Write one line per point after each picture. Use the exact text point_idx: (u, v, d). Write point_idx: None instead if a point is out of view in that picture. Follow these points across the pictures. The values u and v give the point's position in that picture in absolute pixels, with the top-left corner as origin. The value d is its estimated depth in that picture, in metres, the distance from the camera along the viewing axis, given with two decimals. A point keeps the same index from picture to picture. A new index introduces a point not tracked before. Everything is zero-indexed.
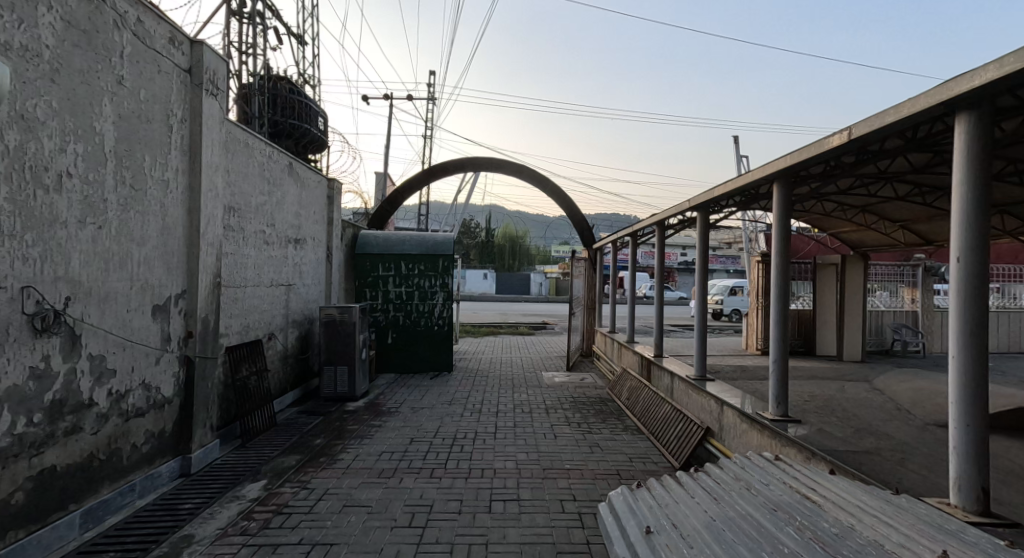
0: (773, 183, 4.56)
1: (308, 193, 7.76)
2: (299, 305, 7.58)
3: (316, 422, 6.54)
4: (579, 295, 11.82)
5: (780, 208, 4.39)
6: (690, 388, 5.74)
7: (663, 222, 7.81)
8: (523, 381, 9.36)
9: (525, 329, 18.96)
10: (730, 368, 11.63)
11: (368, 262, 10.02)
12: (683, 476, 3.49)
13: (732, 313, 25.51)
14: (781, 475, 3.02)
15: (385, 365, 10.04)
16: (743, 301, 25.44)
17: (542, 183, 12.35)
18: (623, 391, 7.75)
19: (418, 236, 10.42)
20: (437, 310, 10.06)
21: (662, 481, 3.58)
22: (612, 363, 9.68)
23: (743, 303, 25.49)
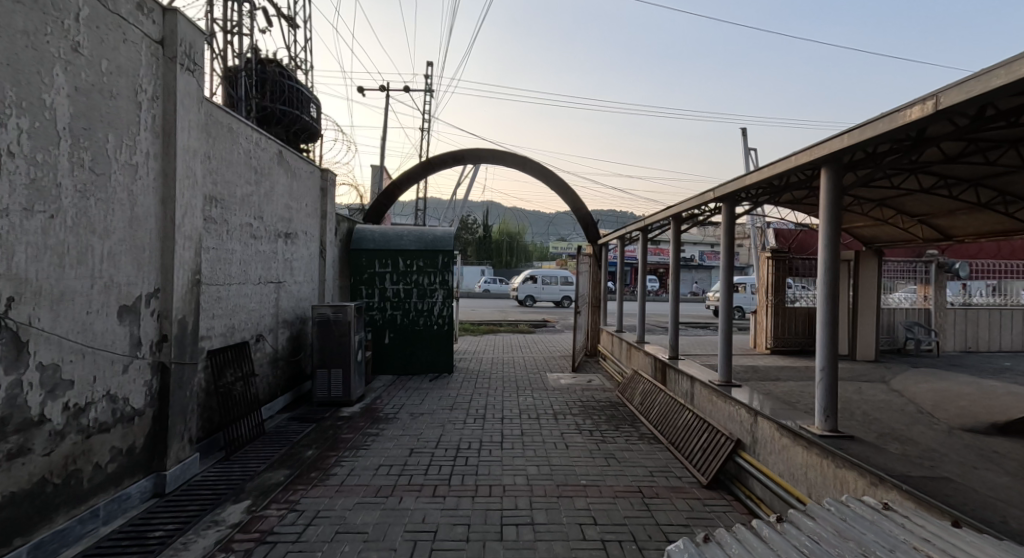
0: (819, 167, 4.01)
1: (299, 184, 7.26)
2: (290, 304, 7.10)
3: (308, 431, 6.07)
4: (583, 293, 11.34)
5: (828, 194, 3.85)
6: (714, 396, 5.25)
7: (679, 216, 7.34)
8: (528, 383, 8.92)
9: (525, 326, 18.56)
10: (740, 369, 11.20)
11: (364, 258, 9.54)
12: (763, 526, 2.81)
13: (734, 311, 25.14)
14: (897, 534, 2.40)
15: (382, 366, 9.58)
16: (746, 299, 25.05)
17: (545, 176, 11.88)
18: (635, 396, 7.28)
19: (417, 230, 9.94)
20: (437, 308, 9.59)
21: (734, 531, 2.88)
22: (620, 365, 9.22)
23: (745, 301, 25.11)
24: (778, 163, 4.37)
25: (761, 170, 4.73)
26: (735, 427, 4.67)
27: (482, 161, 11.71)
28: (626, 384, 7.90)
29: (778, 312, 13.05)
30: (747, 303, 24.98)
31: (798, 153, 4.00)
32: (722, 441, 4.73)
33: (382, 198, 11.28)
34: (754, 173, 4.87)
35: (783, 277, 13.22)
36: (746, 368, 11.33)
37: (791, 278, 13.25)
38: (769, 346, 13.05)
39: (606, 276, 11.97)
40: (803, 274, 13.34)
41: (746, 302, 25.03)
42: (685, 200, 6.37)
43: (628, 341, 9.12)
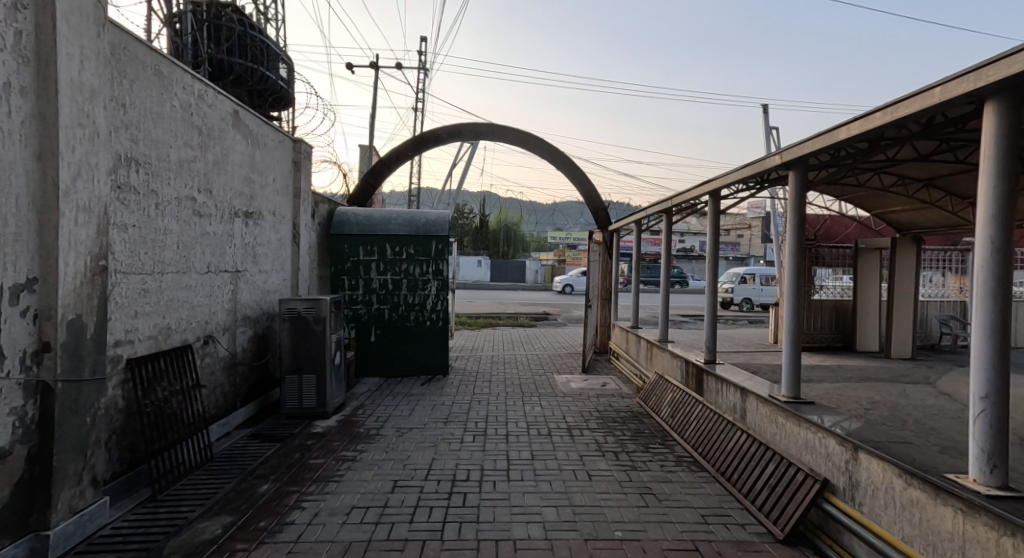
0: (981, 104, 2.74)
1: (263, 154, 6.05)
2: (252, 297, 5.93)
3: (268, 453, 4.93)
4: (592, 285, 10.19)
5: (1000, 145, 2.62)
6: (780, 416, 4.11)
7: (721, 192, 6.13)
8: (534, 388, 7.81)
9: (526, 320, 17.44)
10: (767, 368, 10.11)
11: (346, 244, 8.36)
12: None
13: (741, 303, 24.14)
14: None
15: (368, 368, 8.44)
16: (754, 290, 24.01)
17: (549, 154, 10.72)
18: (665, 408, 6.15)
19: (407, 213, 8.78)
20: (430, 302, 8.48)
21: None
22: (638, 367, 8.09)
23: (753, 292, 24.10)
24: (897, 105, 3.17)
25: (858, 119, 3.53)
26: (818, 462, 3.55)
27: (481, 137, 10.53)
28: (652, 392, 6.77)
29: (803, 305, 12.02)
30: (757, 294, 23.96)
31: (943, 84, 2.83)
32: (799, 479, 3.60)
33: (369, 177, 10.09)
34: (847, 124, 3.67)
35: (809, 267, 12.13)
36: (773, 367, 10.25)
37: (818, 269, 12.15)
38: None
39: (617, 266, 10.83)
40: (830, 263, 12.24)
41: (755, 294, 24.03)
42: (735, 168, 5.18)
43: (647, 340, 7.98)
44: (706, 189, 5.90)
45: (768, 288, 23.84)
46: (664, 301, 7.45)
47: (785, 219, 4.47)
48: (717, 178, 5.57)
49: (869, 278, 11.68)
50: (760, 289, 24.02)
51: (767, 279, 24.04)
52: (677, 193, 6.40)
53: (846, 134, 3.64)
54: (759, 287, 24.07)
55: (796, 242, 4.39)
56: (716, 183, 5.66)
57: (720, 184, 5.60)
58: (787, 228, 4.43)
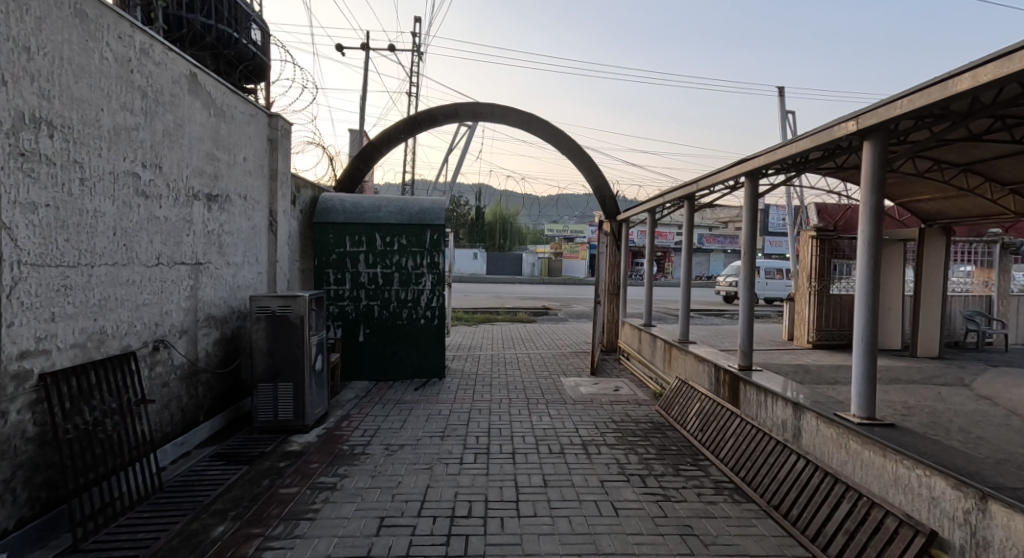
0: None
1: (231, 126, 5.21)
2: (219, 294, 5.13)
3: (232, 480, 4.15)
4: (599, 279, 9.43)
5: None
6: (854, 441, 3.34)
7: (759, 172, 5.35)
8: (539, 393, 7.07)
9: (525, 314, 16.71)
10: (789, 369, 9.40)
11: (331, 233, 7.54)
12: None
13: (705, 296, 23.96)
14: None
15: (356, 370, 7.64)
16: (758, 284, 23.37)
17: (554, 137, 9.92)
18: (693, 421, 5.40)
19: (398, 200, 7.98)
20: (425, 297, 7.73)
21: None
22: (654, 370, 7.35)
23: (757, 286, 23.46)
24: None
25: (992, 60, 2.70)
26: (918, 507, 2.81)
27: (480, 118, 9.72)
28: (674, 401, 6.04)
29: (822, 300, 11.28)
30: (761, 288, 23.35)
31: None
32: (892, 529, 2.85)
33: (358, 162, 9.26)
34: (973, 70, 2.84)
35: (828, 260, 11.39)
36: (794, 367, 9.53)
37: (837, 261, 11.42)
38: (811, 340, 11.28)
39: (626, 259, 10.06)
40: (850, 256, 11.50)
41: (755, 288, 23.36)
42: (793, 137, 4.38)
43: (664, 340, 7.24)
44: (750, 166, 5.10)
45: (773, 282, 23.19)
46: (685, 299, 6.67)
47: (859, 196, 3.68)
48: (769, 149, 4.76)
49: (892, 272, 10.96)
50: (765, 284, 23.37)
51: (771, 273, 23.41)
52: (711, 171, 5.63)
53: (969, 82, 2.82)
54: (764, 280, 23.43)
55: (872, 226, 3.60)
56: (767, 157, 4.86)
57: (771, 158, 4.79)
58: (862, 207, 3.64)
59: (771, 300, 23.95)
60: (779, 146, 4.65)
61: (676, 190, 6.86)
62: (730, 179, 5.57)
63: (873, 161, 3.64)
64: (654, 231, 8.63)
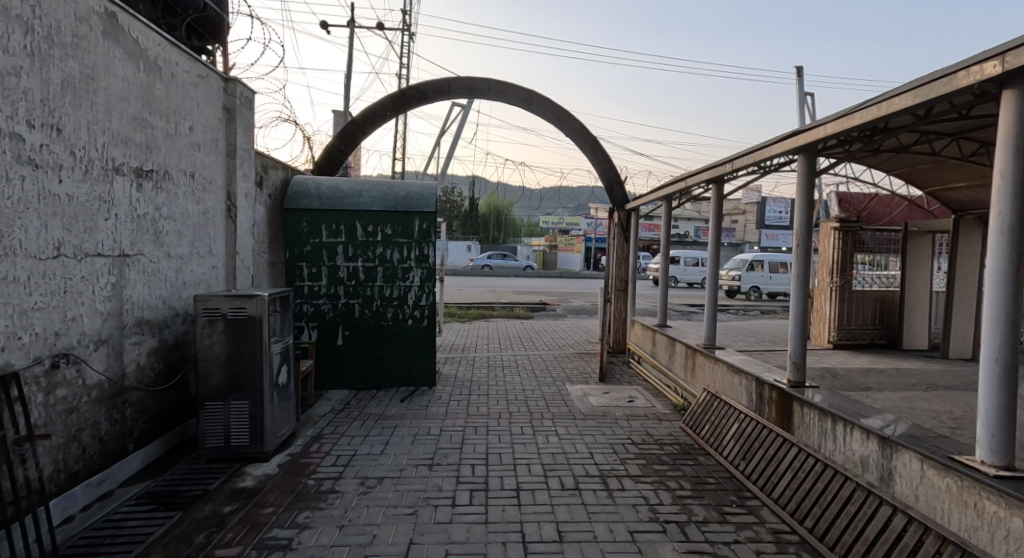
0: None
1: (170, 86, 4.24)
2: (154, 293, 4.17)
3: (156, 536, 3.22)
4: (606, 275, 8.55)
5: None
6: (993, 502, 2.52)
7: (816, 146, 4.42)
8: (543, 406, 6.16)
9: (522, 310, 15.79)
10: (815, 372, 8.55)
11: (304, 222, 6.58)
12: None
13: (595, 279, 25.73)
14: None
15: (334, 378, 6.70)
16: (760, 278, 22.58)
17: (556, 117, 9.00)
18: (731, 445, 4.52)
19: (383, 183, 7.02)
20: (413, 295, 6.81)
21: None
22: (674, 379, 6.46)
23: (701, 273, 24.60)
24: None
25: None
26: None
27: (475, 95, 8.76)
28: (705, 419, 5.16)
29: (844, 297, 10.43)
30: (764, 282, 22.57)
31: None
32: None
33: (339, 142, 8.26)
34: None
35: (851, 253, 10.53)
36: (820, 371, 8.67)
37: (861, 255, 10.56)
38: (832, 339, 10.45)
39: (635, 252, 9.16)
40: (874, 249, 10.65)
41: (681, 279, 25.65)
42: (880, 95, 3.49)
43: (685, 345, 6.37)
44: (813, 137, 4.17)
45: (775, 275, 22.40)
46: (711, 299, 5.78)
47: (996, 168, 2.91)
48: (837, 114, 3.87)
49: (919, 266, 10.14)
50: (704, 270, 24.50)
51: (773, 267, 22.64)
52: (759, 145, 4.71)
53: None
54: (766, 275, 22.66)
55: (1013, 208, 2.80)
56: (834, 124, 3.96)
57: (840, 124, 3.89)
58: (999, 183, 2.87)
59: (772, 295, 23.20)
60: (855, 109, 3.76)
61: (703, 170, 5.95)
62: (780, 154, 4.63)
63: (1016, 122, 2.82)
64: (670, 221, 7.71)
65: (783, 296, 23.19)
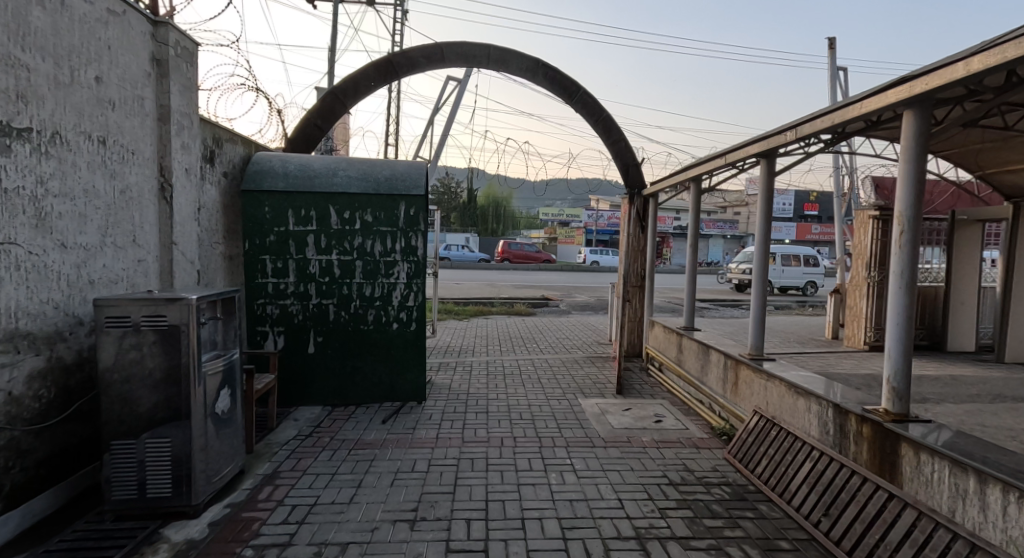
0: None
1: (56, 19, 3.18)
2: (37, 296, 3.11)
3: None
4: (623, 270, 7.46)
5: None
6: None
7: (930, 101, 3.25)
8: (554, 429, 5.12)
9: (523, 306, 14.74)
10: (858, 379, 7.50)
11: (267, 206, 5.47)
12: None
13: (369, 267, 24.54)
14: None
15: (305, 393, 5.65)
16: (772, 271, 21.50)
17: (564, 91, 7.93)
18: (804, 493, 3.45)
19: (362, 161, 5.93)
20: (398, 294, 5.76)
21: None
22: (712, 395, 5.41)
23: None
24: None
25: None
26: None
27: (474, 63, 7.66)
28: (759, 451, 4.11)
29: (883, 293, 9.36)
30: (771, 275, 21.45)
31: None
32: None
33: (316, 116, 7.16)
34: None
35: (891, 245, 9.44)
36: (864, 378, 7.62)
37: None
38: (869, 341, 9.41)
39: (654, 244, 8.06)
40: None
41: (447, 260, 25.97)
42: None
43: (724, 355, 5.31)
44: (932, 83, 3.02)
45: (786, 268, 21.38)
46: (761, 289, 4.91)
47: None
48: (978, 46, 2.73)
49: (967, 258, 9.09)
50: None
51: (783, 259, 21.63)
52: (851, 103, 3.56)
53: None
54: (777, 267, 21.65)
55: None
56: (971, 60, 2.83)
57: (983, 58, 2.76)
58: None
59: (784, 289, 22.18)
60: (1014, 34, 2.61)
61: (753, 141, 4.87)
62: (878, 114, 3.48)
63: None
64: (699, 207, 6.61)
65: (794, 290, 22.18)
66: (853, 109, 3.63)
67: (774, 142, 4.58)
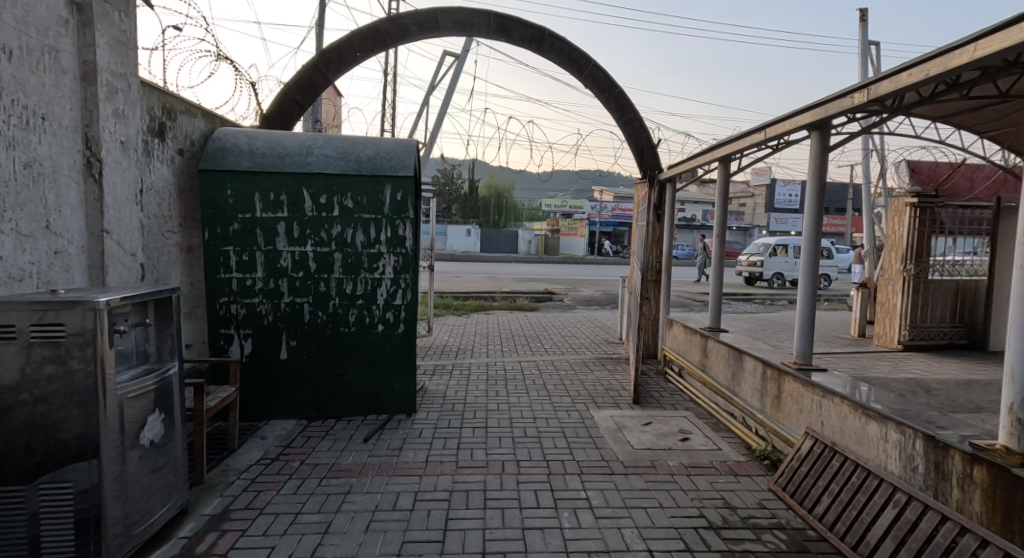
0: None
1: None
2: None
3: None
4: (639, 263, 6.66)
5: None
6: None
7: None
8: (564, 450, 4.37)
9: (525, 300, 13.95)
10: (900, 385, 6.73)
11: (229, 189, 4.70)
12: None
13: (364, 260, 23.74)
14: None
15: (277, 406, 4.92)
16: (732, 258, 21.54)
17: (572, 64, 7.14)
18: (888, 549, 2.69)
19: (342, 138, 5.15)
20: (383, 292, 5.00)
21: None
22: (748, 410, 4.64)
23: None
24: None
25: None
26: None
27: (472, 32, 6.87)
28: (817, 485, 3.35)
29: (919, 288, 8.56)
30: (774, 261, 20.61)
31: None
32: None
33: (294, 90, 6.38)
34: None
35: (928, 236, 8.62)
36: (905, 384, 6.86)
37: (939, 238, 8.64)
38: (903, 340, 8.65)
39: (672, 235, 7.25)
40: (955, 229, 8.65)
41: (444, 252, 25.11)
42: None
43: (762, 363, 4.55)
44: None
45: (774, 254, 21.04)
46: (811, 286, 4.16)
47: None
48: None
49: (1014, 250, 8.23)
50: None
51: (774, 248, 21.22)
52: (967, 47, 2.78)
53: None
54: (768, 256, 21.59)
55: None
56: None
57: None
58: None
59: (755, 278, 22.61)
60: None
61: (805, 109, 4.02)
62: (1000, 56, 2.69)
63: None
64: (727, 192, 5.84)
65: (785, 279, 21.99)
66: (968, 51, 2.79)
67: (836, 109, 3.75)
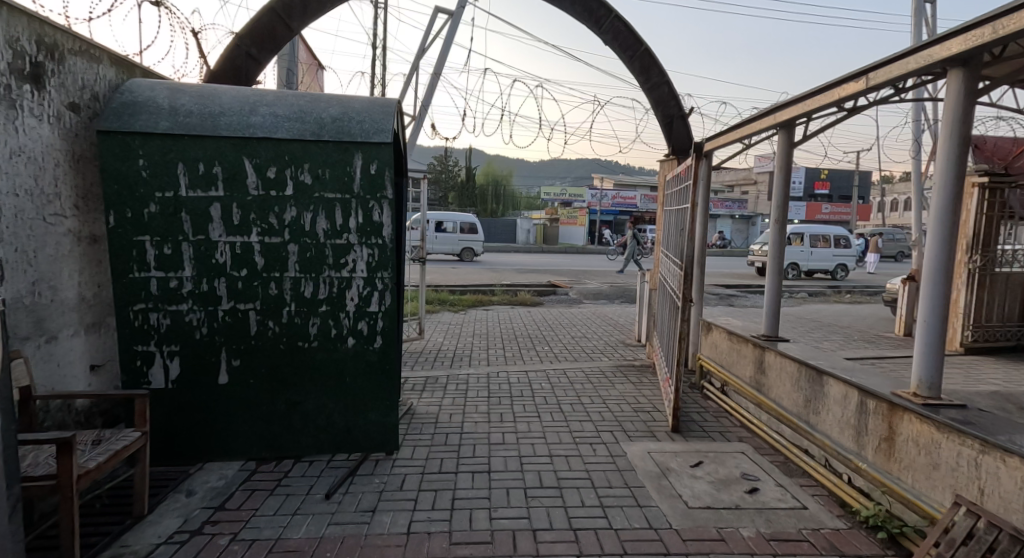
0: None
1: None
2: None
3: None
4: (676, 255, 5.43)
5: None
6: None
7: None
8: (595, 512, 3.22)
9: (527, 295, 12.73)
10: (986, 399, 5.59)
11: (142, 159, 3.51)
12: None
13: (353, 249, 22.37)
14: None
15: (215, 446, 3.75)
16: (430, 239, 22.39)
17: (588, 16, 5.92)
18: None
19: (299, 94, 3.94)
20: (354, 294, 3.82)
21: None
22: (839, 452, 3.47)
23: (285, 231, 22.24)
24: None
25: None
26: None
27: None
28: None
29: (985, 282, 7.39)
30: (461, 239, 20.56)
31: None
32: None
33: (248, 42, 5.18)
34: None
35: (997, 222, 7.38)
36: (989, 399, 5.73)
37: (1009, 224, 7.42)
38: (965, 342, 7.51)
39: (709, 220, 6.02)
40: None
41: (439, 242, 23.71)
42: None
43: (855, 390, 3.40)
44: None
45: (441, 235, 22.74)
46: (942, 289, 3.00)
47: None
48: None
49: None
50: None
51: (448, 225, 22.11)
52: None
53: None
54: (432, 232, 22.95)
55: None
56: None
57: None
58: None
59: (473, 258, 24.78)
60: None
61: (951, 35, 2.76)
62: None
63: None
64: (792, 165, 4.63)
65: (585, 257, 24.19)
66: None
67: (1019, 26, 2.43)
